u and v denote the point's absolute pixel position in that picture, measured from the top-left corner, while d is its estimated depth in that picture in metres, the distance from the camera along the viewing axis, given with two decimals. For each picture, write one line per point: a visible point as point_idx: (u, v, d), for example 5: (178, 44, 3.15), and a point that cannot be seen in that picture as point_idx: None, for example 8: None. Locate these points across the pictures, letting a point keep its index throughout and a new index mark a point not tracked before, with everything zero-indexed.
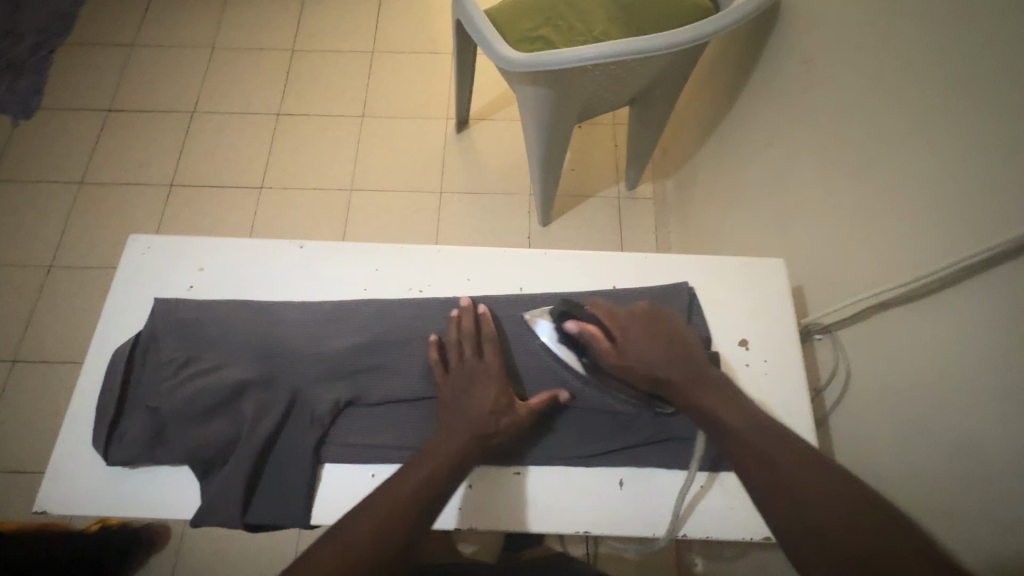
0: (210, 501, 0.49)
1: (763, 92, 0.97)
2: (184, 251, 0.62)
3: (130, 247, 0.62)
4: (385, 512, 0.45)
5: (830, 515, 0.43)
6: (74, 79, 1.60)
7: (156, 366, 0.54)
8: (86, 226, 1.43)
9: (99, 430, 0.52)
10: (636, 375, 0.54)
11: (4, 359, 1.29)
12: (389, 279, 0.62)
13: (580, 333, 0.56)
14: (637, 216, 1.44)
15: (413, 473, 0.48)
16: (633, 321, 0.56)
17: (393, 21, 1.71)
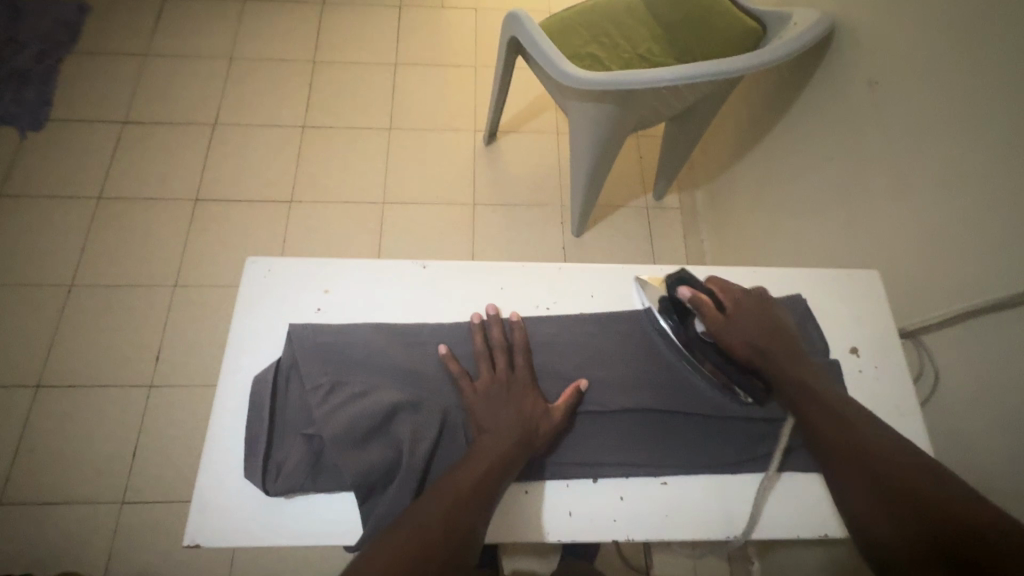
0: (378, 525, 0.51)
1: (811, 109, 1.02)
2: (311, 273, 0.63)
3: (250, 270, 0.63)
4: (439, 520, 0.47)
5: (884, 460, 0.49)
6: (84, 90, 1.55)
7: (303, 391, 0.56)
8: (106, 242, 1.38)
9: (254, 460, 0.53)
10: (733, 340, 0.59)
11: (27, 384, 1.24)
12: (514, 297, 0.66)
13: (691, 300, 0.61)
14: (667, 225, 1.48)
15: (464, 478, 0.50)
16: (747, 298, 0.62)
17: (414, 33, 1.71)
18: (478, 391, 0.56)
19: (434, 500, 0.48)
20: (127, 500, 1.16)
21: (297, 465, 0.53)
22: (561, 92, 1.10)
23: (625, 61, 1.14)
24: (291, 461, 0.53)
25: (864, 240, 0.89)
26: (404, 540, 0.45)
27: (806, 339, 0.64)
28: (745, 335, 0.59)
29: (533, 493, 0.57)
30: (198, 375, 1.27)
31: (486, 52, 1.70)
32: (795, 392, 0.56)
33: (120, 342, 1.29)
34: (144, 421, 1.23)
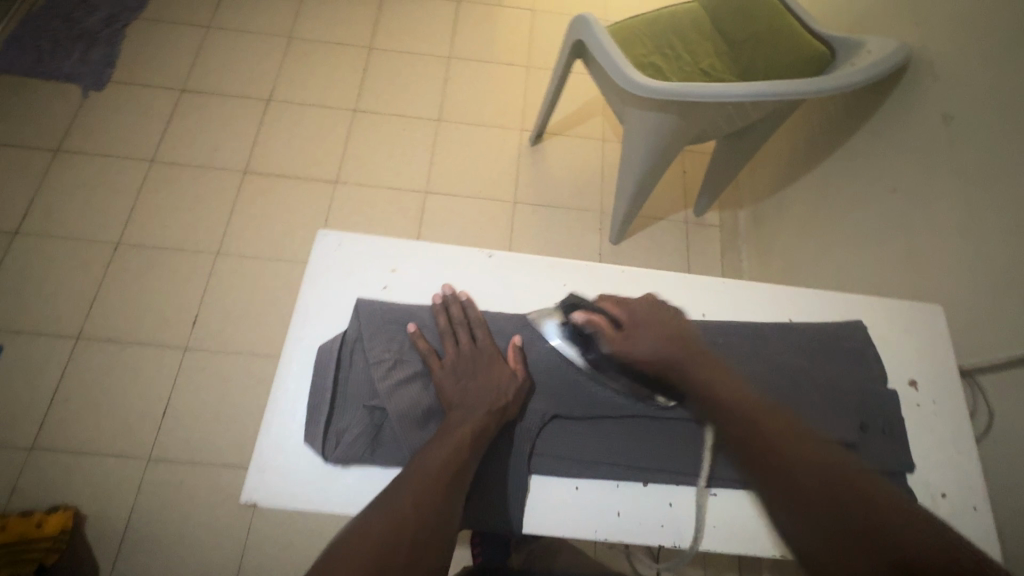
0: None
1: (877, 138, 1.01)
2: (380, 251, 0.65)
3: (320, 242, 0.64)
4: (417, 498, 0.48)
5: (814, 472, 0.49)
6: (146, 55, 1.58)
7: (366, 365, 0.58)
8: (155, 205, 1.41)
9: (315, 428, 0.55)
10: (638, 358, 0.58)
11: (68, 335, 1.27)
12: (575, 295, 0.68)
13: (587, 323, 0.60)
14: (706, 242, 1.48)
15: (434, 456, 0.51)
16: (640, 309, 0.61)
17: (471, 28, 1.73)
18: (449, 373, 0.57)
19: (419, 475, 0.50)
20: (153, 458, 1.19)
21: (358, 436, 0.55)
22: (621, 98, 1.10)
23: (686, 73, 1.15)
24: (353, 431, 0.55)
25: (920, 276, 0.88)
26: (385, 517, 0.47)
27: (861, 366, 0.67)
28: (648, 347, 0.58)
29: (583, 489, 0.59)
30: (232, 343, 1.30)
31: (539, 54, 1.71)
32: (711, 402, 0.56)
33: (160, 303, 1.32)
34: (176, 382, 1.25)
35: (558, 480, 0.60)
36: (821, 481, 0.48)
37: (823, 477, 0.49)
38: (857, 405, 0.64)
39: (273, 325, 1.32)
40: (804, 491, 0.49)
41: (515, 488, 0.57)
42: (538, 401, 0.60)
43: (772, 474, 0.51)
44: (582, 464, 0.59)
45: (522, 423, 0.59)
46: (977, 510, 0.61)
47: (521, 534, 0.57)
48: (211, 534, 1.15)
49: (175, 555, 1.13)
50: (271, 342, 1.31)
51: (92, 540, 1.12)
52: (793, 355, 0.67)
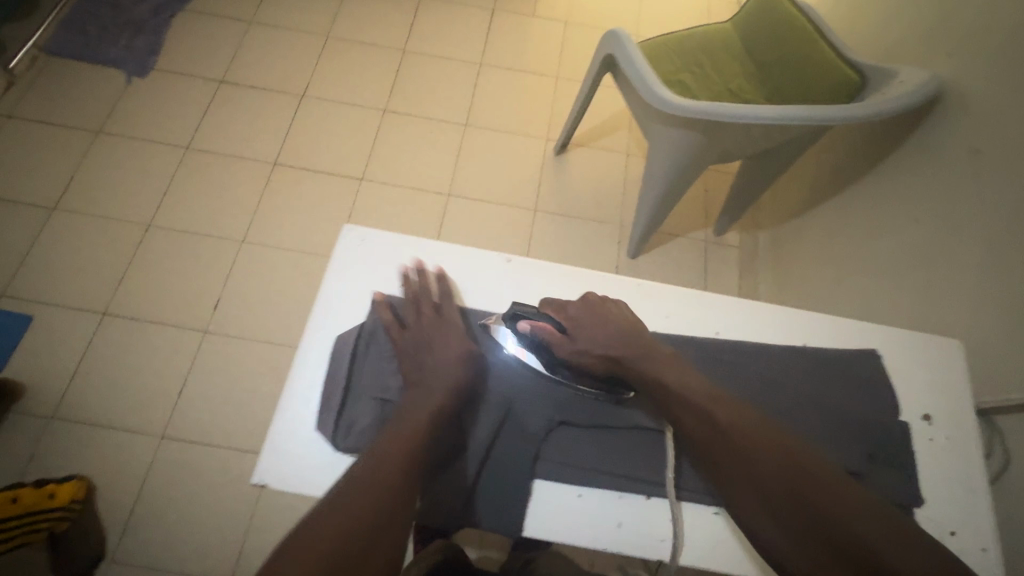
0: (433, 501, 0.57)
1: (903, 169, 1.00)
2: (402, 247, 0.67)
3: (345, 235, 0.67)
4: (370, 493, 0.47)
5: (773, 470, 0.50)
6: (189, 45, 1.64)
7: (380, 358, 0.60)
8: (186, 191, 1.46)
9: (326, 417, 0.57)
10: (591, 359, 0.60)
11: (94, 310, 1.31)
12: None
13: (534, 331, 0.61)
14: (723, 262, 1.47)
15: (381, 448, 0.50)
16: (582, 311, 0.62)
17: (503, 36, 1.76)
18: (415, 367, 0.57)
19: (380, 460, 0.50)
20: (166, 436, 1.22)
21: (366, 427, 0.56)
22: (647, 113, 1.11)
23: (714, 93, 1.15)
24: (361, 422, 0.56)
25: (940, 310, 0.86)
26: (339, 514, 0.46)
27: (870, 396, 0.67)
28: (596, 348, 0.60)
29: (588, 498, 0.60)
30: (250, 329, 1.33)
31: (568, 66, 1.73)
32: (669, 399, 0.57)
33: (184, 285, 1.35)
34: (193, 364, 1.28)
35: (563, 487, 0.60)
36: (777, 476, 0.50)
37: (777, 469, 0.50)
38: (867, 435, 0.63)
39: (290, 315, 1.35)
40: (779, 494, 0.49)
41: (518, 491, 0.58)
42: (544, 408, 0.61)
43: (744, 479, 0.51)
44: (582, 472, 0.60)
45: (529, 427, 0.60)
46: (986, 552, 0.60)
47: (521, 537, 0.58)
48: (217, 515, 1.17)
49: (181, 532, 1.15)
50: (287, 330, 1.33)
51: (103, 512, 1.15)
52: (804, 381, 0.67)
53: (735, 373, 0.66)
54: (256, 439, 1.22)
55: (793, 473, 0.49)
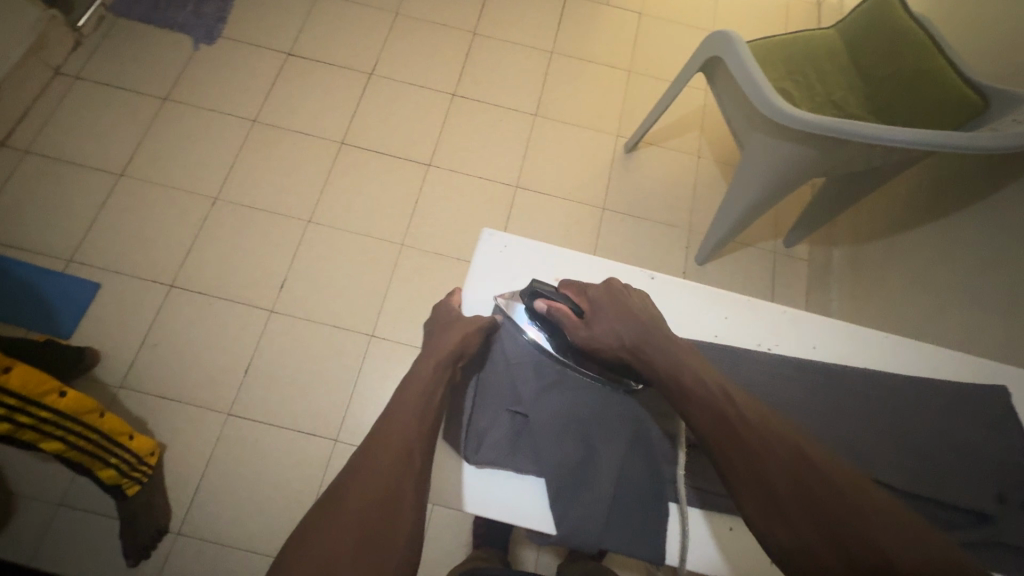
0: (573, 524, 0.57)
1: (1017, 199, 0.96)
2: (547, 260, 0.71)
3: (487, 242, 0.71)
4: (384, 473, 0.49)
5: (778, 462, 0.47)
6: (258, 14, 1.60)
7: (512, 372, 0.63)
8: (252, 165, 1.43)
9: (457, 428, 0.61)
10: (600, 345, 0.60)
11: (161, 282, 1.30)
12: (735, 328, 0.72)
13: (550, 311, 0.62)
14: (793, 275, 1.44)
15: (398, 427, 0.52)
16: (601, 295, 0.62)
17: (576, 24, 1.70)
18: (439, 354, 0.59)
19: (375, 462, 0.50)
20: (232, 413, 1.22)
21: (501, 439, 0.60)
22: (748, 120, 1.08)
23: (817, 103, 1.11)
24: (495, 434, 0.61)
25: None
26: (359, 489, 0.48)
27: (1002, 434, 0.64)
28: (611, 336, 0.59)
29: (737, 530, 0.61)
30: (315, 311, 1.32)
31: (642, 60, 1.68)
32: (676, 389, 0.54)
33: (250, 263, 1.34)
34: (259, 342, 1.28)
35: (711, 517, 0.62)
36: (785, 470, 0.46)
37: (786, 462, 0.47)
38: (999, 474, 0.61)
39: (356, 300, 1.33)
40: (777, 488, 0.46)
41: (661, 519, 0.59)
42: (670, 430, 0.62)
43: (747, 469, 0.48)
44: (709, 496, 0.61)
45: (660, 449, 0.61)
46: None
47: (661, 562, 0.59)
48: (281, 494, 1.17)
49: (246, 509, 1.16)
50: (352, 315, 1.32)
51: (170, 484, 1.15)
52: (953, 421, 0.65)
53: (882, 411, 0.65)
54: (319, 423, 1.22)
55: (797, 465, 0.47)
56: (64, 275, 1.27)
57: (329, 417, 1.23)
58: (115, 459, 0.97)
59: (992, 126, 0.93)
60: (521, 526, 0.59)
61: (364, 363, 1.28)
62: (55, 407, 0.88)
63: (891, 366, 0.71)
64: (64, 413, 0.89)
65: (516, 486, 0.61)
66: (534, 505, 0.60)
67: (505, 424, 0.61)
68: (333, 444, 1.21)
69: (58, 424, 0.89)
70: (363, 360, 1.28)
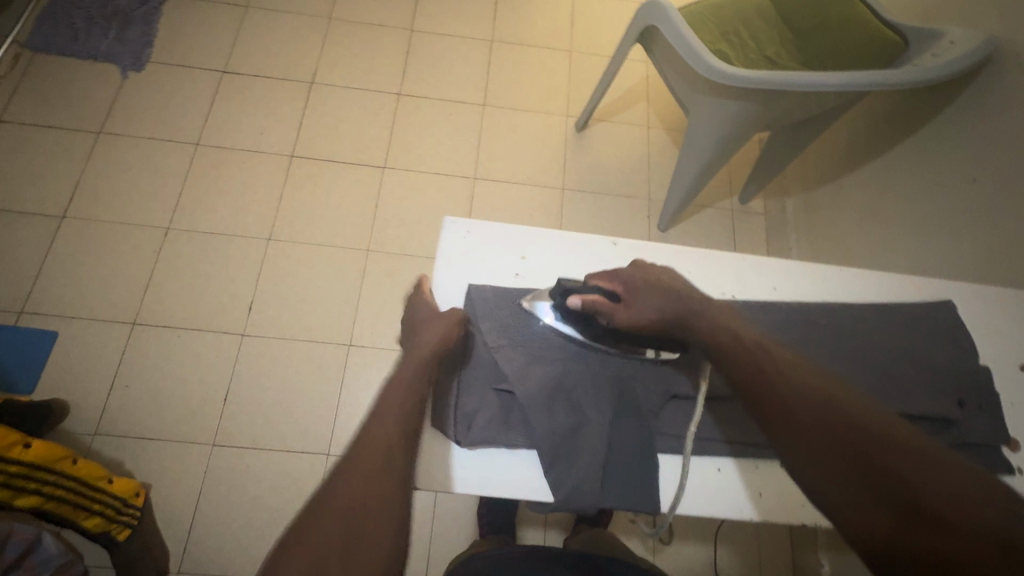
0: (573, 489, 0.59)
1: (949, 129, 1.02)
2: (510, 240, 0.72)
3: (449, 229, 0.71)
4: (370, 473, 0.50)
5: (803, 406, 0.49)
6: (185, 34, 1.55)
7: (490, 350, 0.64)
8: (201, 190, 1.39)
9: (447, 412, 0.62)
10: (643, 324, 0.60)
11: (123, 321, 1.26)
12: (701, 281, 0.74)
13: (585, 305, 0.62)
14: (751, 229, 1.49)
15: (383, 424, 0.53)
16: (634, 276, 0.63)
17: (512, 10, 1.71)
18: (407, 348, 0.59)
19: (363, 461, 0.50)
20: (218, 443, 1.19)
21: (491, 417, 0.61)
22: (690, 84, 1.11)
23: (751, 61, 1.12)
24: (485, 414, 0.61)
25: (1005, 262, 0.89)
26: (347, 491, 0.49)
27: (959, 346, 0.69)
28: (652, 311, 0.60)
29: (725, 471, 0.64)
30: (288, 329, 1.29)
31: (581, 38, 1.69)
32: (715, 352, 0.56)
33: (214, 289, 1.31)
34: (235, 368, 1.25)
35: (699, 462, 0.64)
36: (809, 408, 0.49)
37: (810, 405, 0.49)
38: (956, 383, 0.65)
39: (329, 311, 1.32)
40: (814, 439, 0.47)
41: (654, 471, 0.61)
42: (657, 387, 0.64)
43: (777, 413, 0.50)
44: (696, 442, 0.64)
45: (647, 406, 0.63)
46: None
47: (658, 512, 0.61)
48: (282, 515, 1.16)
49: (247, 535, 1.14)
50: (328, 327, 1.30)
51: (163, 523, 1.13)
52: (909, 338, 0.69)
53: (844, 339, 0.68)
54: (310, 439, 1.21)
55: (821, 408, 0.48)
56: (17, 328, 1.21)
57: (319, 431, 1.22)
58: (98, 505, 0.94)
59: (915, 61, 0.98)
60: (516, 499, 0.60)
61: (346, 372, 1.27)
62: (21, 460, 0.86)
63: (848, 297, 0.74)
64: (33, 464, 0.88)
65: (507, 462, 0.62)
66: (528, 477, 0.61)
67: (492, 402, 0.62)
68: (327, 458, 1.20)
69: (29, 476, 0.87)
70: (345, 370, 1.27)
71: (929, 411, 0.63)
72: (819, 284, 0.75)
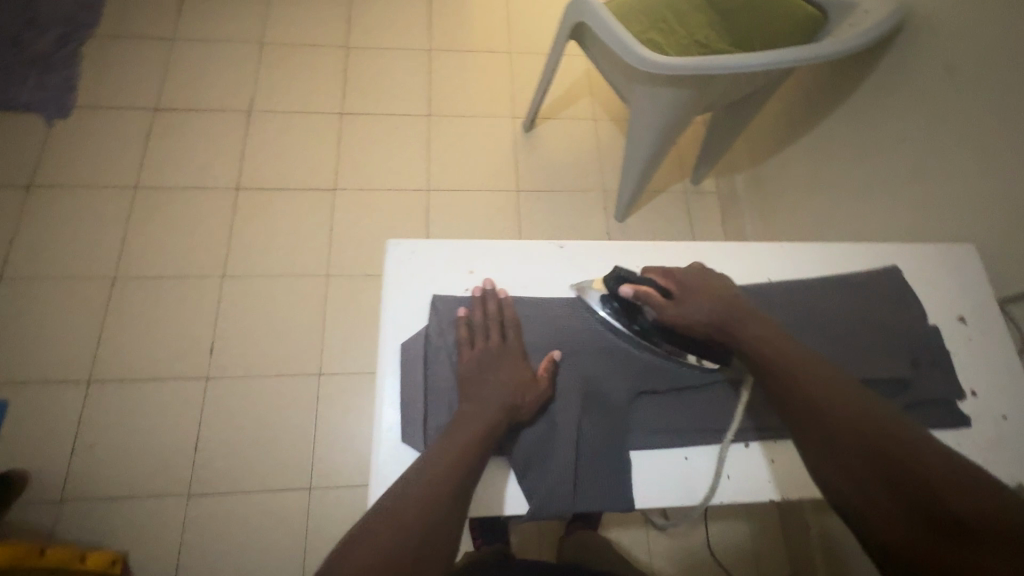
0: (546, 494, 0.58)
1: (877, 95, 1.06)
2: (457, 255, 0.71)
3: (393, 251, 0.70)
4: (433, 487, 0.51)
5: (842, 417, 0.53)
6: (110, 74, 1.49)
7: (450, 363, 0.63)
8: (146, 233, 1.35)
9: (413, 429, 0.60)
10: (689, 321, 0.62)
11: (78, 379, 1.21)
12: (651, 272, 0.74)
13: (636, 294, 0.64)
14: (706, 209, 1.52)
15: (449, 446, 0.55)
16: (688, 277, 0.65)
17: (447, 17, 1.70)
18: None
19: (427, 475, 0.52)
20: (193, 492, 1.15)
21: None
22: (627, 76, 1.12)
23: (682, 47, 1.14)
24: None
25: (942, 217, 0.93)
26: (408, 502, 0.50)
27: (904, 308, 0.71)
28: (698, 313, 0.62)
29: (693, 458, 0.64)
30: (254, 365, 1.26)
31: (519, 39, 1.70)
32: (756, 357, 0.59)
33: (171, 334, 1.27)
34: (203, 413, 1.21)
35: (667, 452, 0.64)
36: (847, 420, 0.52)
37: (851, 417, 0.53)
38: (906, 343, 0.68)
39: (295, 343, 1.29)
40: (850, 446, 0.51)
41: (623, 467, 0.61)
42: (624, 382, 0.65)
43: (813, 419, 0.54)
44: (662, 433, 0.64)
45: (612, 403, 0.64)
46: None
47: (633, 508, 0.61)
48: (269, 556, 1.13)
49: None
50: (295, 359, 1.28)
51: None
52: (856, 305, 0.71)
53: (794, 314, 0.69)
54: (290, 475, 1.18)
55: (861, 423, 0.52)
56: None
57: (299, 466, 1.20)
58: None
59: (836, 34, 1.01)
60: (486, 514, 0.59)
61: (320, 402, 1.25)
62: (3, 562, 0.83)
63: (796, 271, 0.75)
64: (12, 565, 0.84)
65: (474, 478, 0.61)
66: (497, 490, 0.60)
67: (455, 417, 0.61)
68: (309, 492, 1.18)
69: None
70: (319, 400, 1.25)
71: (881, 374, 0.65)
72: (767, 261, 0.76)
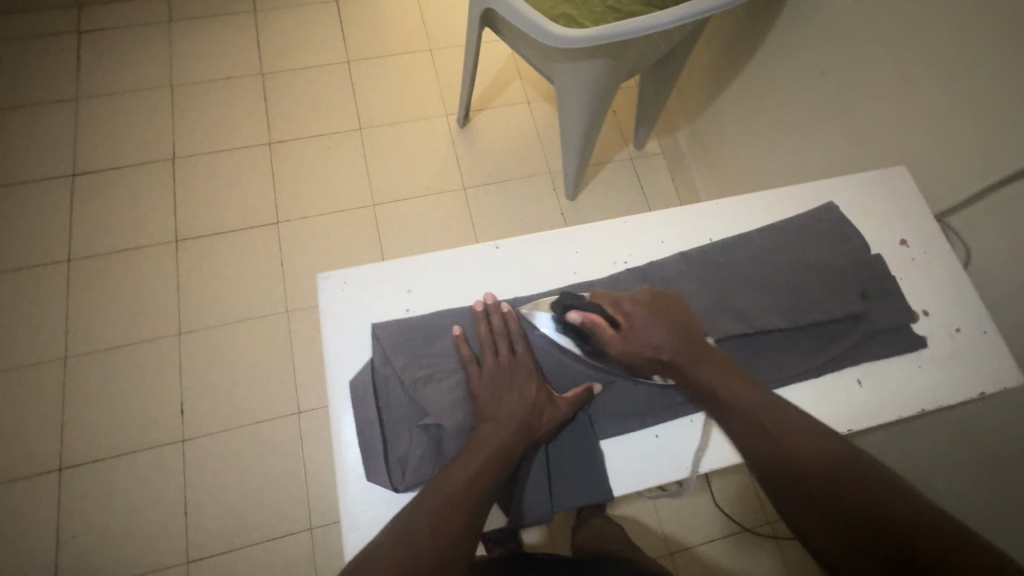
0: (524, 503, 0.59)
1: (795, 30, 1.06)
2: (391, 277, 0.69)
3: (325, 285, 0.68)
4: (440, 516, 0.51)
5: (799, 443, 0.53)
6: (17, 147, 1.41)
7: (403, 388, 0.61)
8: (89, 306, 1.29)
9: (376, 464, 0.59)
10: (637, 355, 0.61)
11: (47, 470, 1.16)
12: (593, 255, 0.72)
13: (584, 322, 0.62)
14: (654, 171, 1.52)
15: (457, 471, 0.54)
16: (635, 306, 0.63)
17: (360, 24, 1.64)
18: None
19: (433, 504, 0.52)
20: (192, 559, 1.13)
21: (422, 457, 0.58)
22: (547, 56, 1.10)
23: (596, 14, 1.11)
24: (413, 456, 0.59)
25: (874, 142, 0.94)
26: (417, 532, 0.50)
27: (845, 241, 0.71)
28: (649, 344, 0.61)
29: (663, 435, 0.64)
30: (230, 418, 1.23)
31: (438, 33, 1.65)
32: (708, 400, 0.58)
33: (137, 404, 1.22)
34: (186, 477, 1.18)
35: (636, 434, 0.64)
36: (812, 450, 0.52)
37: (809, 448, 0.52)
38: (854, 278, 0.68)
39: (267, 386, 1.26)
40: (818, 490, 0.50)
41: (595, 460, 0.61)
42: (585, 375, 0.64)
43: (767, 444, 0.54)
44: (628, 418, 0.64)
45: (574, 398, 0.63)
46: (988, 332, 0.69)
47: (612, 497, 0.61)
48: None
49: None
50: (271, 402, 1.25)
51: None
52: (798, 249, 0.71)
53: (737, 272, 0.69)
54: (288, 520, 1.16)
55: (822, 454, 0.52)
56: None
57: (295, 508, 1.17)
58: None
59: None
60: None
61: (304, 441, 1.22)
62: None
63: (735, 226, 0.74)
64: None
65: None
66: None
67: (418, 442, 0.59)
68: (311, 533, 1.16)
69: None
70: (303, 439, 1.22)
71: (831, 314, 0.66)
72: (704, 222, 0.75)
